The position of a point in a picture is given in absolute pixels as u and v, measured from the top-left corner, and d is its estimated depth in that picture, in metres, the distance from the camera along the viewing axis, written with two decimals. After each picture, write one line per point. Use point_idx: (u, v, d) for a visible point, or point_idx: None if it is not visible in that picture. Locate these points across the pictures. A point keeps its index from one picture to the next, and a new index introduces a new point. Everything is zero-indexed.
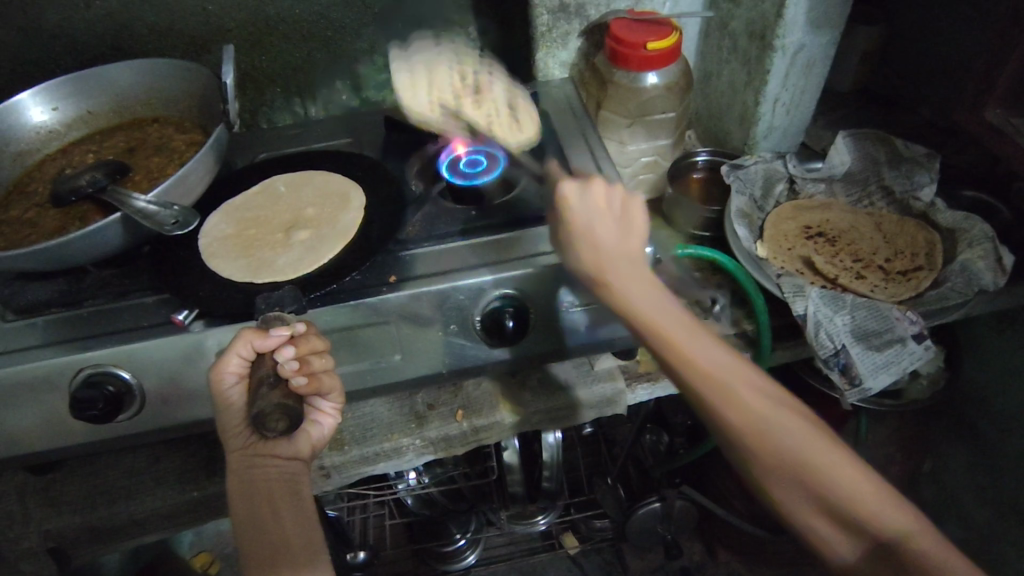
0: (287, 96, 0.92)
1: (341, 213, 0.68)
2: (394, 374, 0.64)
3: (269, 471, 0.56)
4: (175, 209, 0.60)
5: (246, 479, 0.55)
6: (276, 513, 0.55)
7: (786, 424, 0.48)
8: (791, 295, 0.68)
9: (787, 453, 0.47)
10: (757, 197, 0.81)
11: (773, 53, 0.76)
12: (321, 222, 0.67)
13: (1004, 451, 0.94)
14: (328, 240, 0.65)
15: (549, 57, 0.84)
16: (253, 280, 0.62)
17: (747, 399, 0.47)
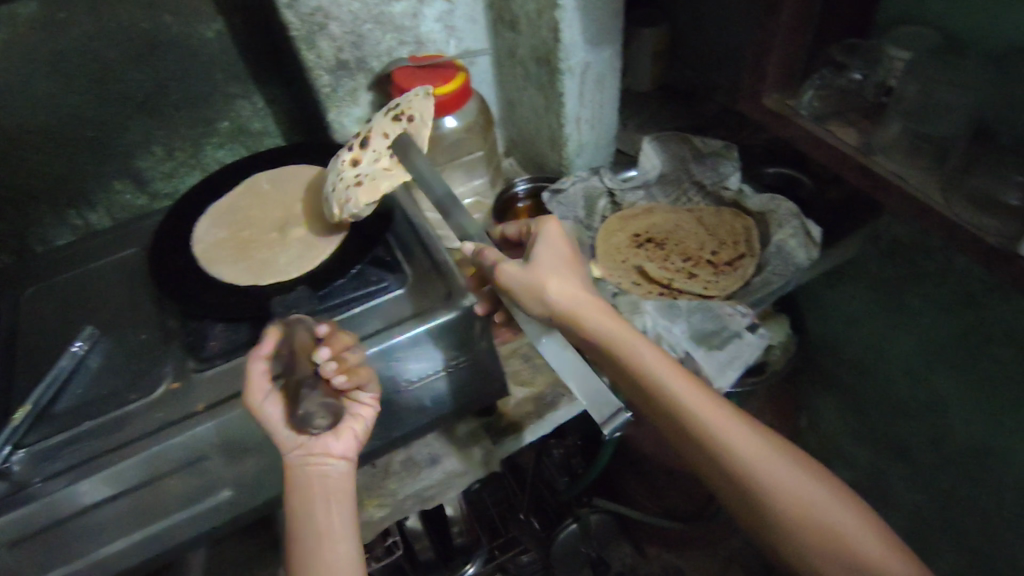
0: (58, 211, 0.80)
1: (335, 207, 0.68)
2: (232, 510, 0.57)
3: (329, 479, 0.51)
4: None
5: (303, 483, 0.51)
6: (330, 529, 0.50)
7: (768, 459, 0.51)
8: (628, 313, 0.69)
9: (769, 484, 0.50)
10: (581, 217, 0.82)
11: (562, 75, 0.76)
12: (315, 220, 0.67)
13: (863, 393, 1.01)
14: (323, 239, 0.65)
15: (342, 117, 0.80)
16: (258, 282, 0.62)
17: (734, 439, 0.52)
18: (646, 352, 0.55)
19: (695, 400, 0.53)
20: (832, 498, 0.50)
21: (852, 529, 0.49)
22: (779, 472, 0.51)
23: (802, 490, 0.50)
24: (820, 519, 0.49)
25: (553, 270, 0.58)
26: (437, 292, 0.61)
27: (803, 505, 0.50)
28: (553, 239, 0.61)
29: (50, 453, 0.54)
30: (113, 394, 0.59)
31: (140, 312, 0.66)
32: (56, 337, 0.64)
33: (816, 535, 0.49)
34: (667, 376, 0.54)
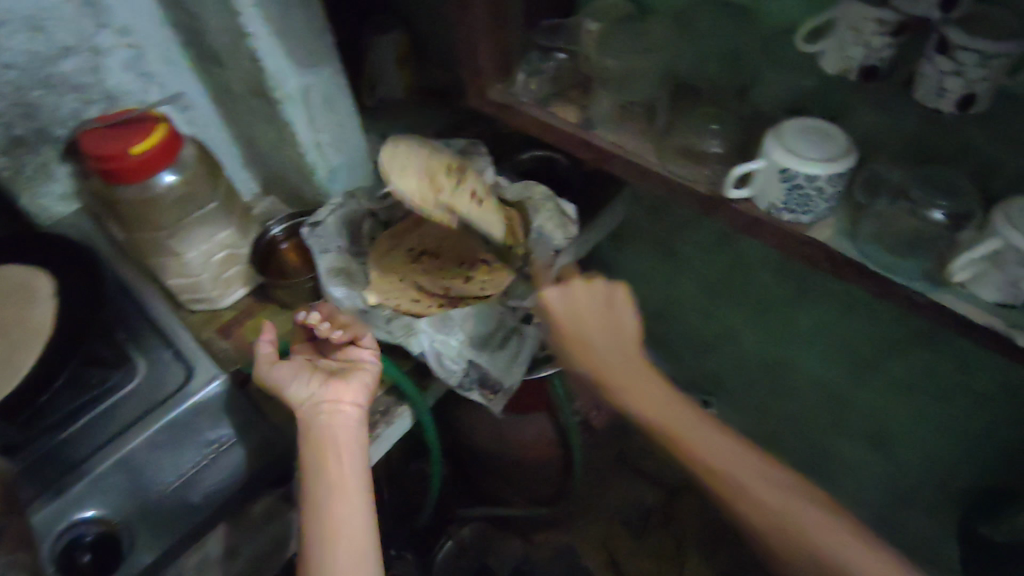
0: None
1: (23, 316, 0.57)
2: None
3: (339, 425, 0.60)
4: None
5: (316, 429, 0.59)
6: (341, 471, 0.57)
7: (749, 471, 0.55)
8: (406, 336, 0.66)
9: (743, 489, 0.54)
10: (345, 246, 0.76)
11: (280, 105, 0.71)
12: (6, 324, 0.57)
13: (670, 337, 1.07)
14: (16, 347, 0.55)
15: (41, 197, 0.71)
16: None
17: (716, 453, 0.56)
18: (651, 389, 0.61)
19: (683, 417, 0.59)
20: (800, 502, 0.53)
21: (820, 529, 0.52)
22: (754, 480, 0.55)
23: (773, 496, 0.54)
24: (785, 521, 0.53)
25: (586, 312, 0.64)
26: (173, 378, 0.61)
27: (766, 511, 0.53)
28: (578, 286, 0.65)
29: None
30: None
31: None
32: None
33: (790, 532, 0.52)
34: (657, 403, 0.60)
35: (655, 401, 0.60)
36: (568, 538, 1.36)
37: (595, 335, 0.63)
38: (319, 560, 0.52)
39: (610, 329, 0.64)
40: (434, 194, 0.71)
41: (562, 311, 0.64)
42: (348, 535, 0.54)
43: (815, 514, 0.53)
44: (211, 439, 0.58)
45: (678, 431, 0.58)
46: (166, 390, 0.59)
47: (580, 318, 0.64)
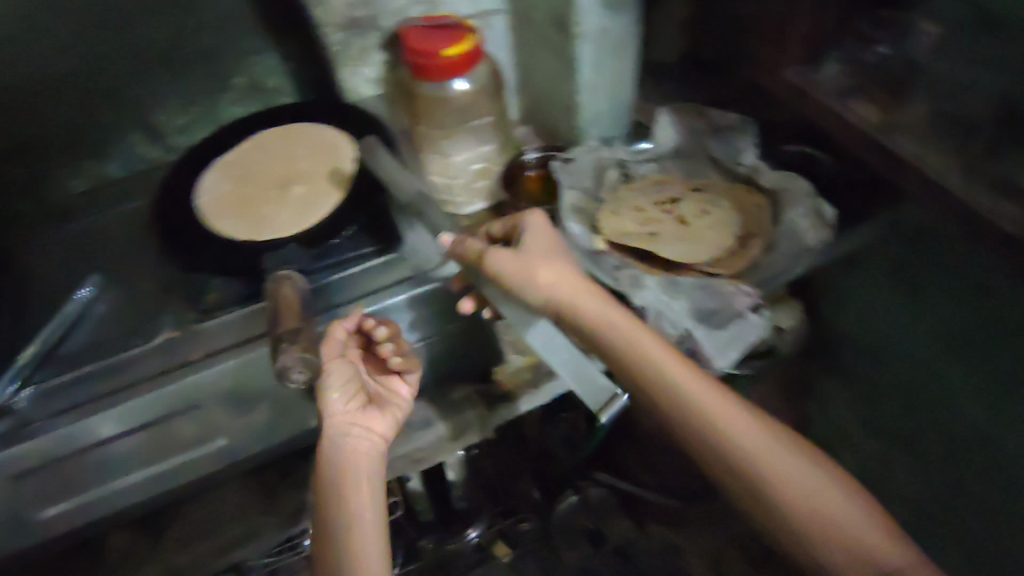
0: (73, 158, 0.81)
1: (334, 173, 0.67)
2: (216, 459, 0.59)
3: (357, 446, 0.58)
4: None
5: (335, 449, 0.56)
6: (358, 481, 0.56)
7: (781, 461, 0.53)
8: (629, 287, 0.67)
9: (760, 468, 0.53)
10: (589, 188, 0.78)
11: (576, 40, 0.74)
12: (316, 176, 0.67)
13: (874, 382, 0.97)
14: (321, 197, 0.65)
15: (354, 77, 0.79)
16: (252, 238, 0.63)
17: (758, 452, 0.54)
18: (690, 377, 0.56)
19: (691, 383, 0.56)
20: (822, 478, 0.53)
21: (822, 495, 0.52)
22: (787, 469, 0.53)
23: (815, 491, 0.52)
24: (800, 493, 0.52)
25: (553, 256, 0.63)
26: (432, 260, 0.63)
27: (806, 505, 0.52)
28: (540, 229, 0.66)
29: (51, 396, 0.56)
30: (112, 341, 0.60)
31: (145, 261, 0.67)
32: (63, 280, 0.65)
33: (804, 512, 0.52)
34: (656, 353, 0.57)
35: (700, 400, 0.55)
36: (680, 542, 1.33)
37: (563, 288, 0.61)
38: (337, 557, 0.52)
39: (597, 294, 0.62)
40: (654, 205, 0.76)
41: (536, 236, 0.64)
42: (368, 534, 0.53)
43: (853, 507, 0.52)
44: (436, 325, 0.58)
45: (704, 416, 0.55)
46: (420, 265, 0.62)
47: (537, 238, 0.64)
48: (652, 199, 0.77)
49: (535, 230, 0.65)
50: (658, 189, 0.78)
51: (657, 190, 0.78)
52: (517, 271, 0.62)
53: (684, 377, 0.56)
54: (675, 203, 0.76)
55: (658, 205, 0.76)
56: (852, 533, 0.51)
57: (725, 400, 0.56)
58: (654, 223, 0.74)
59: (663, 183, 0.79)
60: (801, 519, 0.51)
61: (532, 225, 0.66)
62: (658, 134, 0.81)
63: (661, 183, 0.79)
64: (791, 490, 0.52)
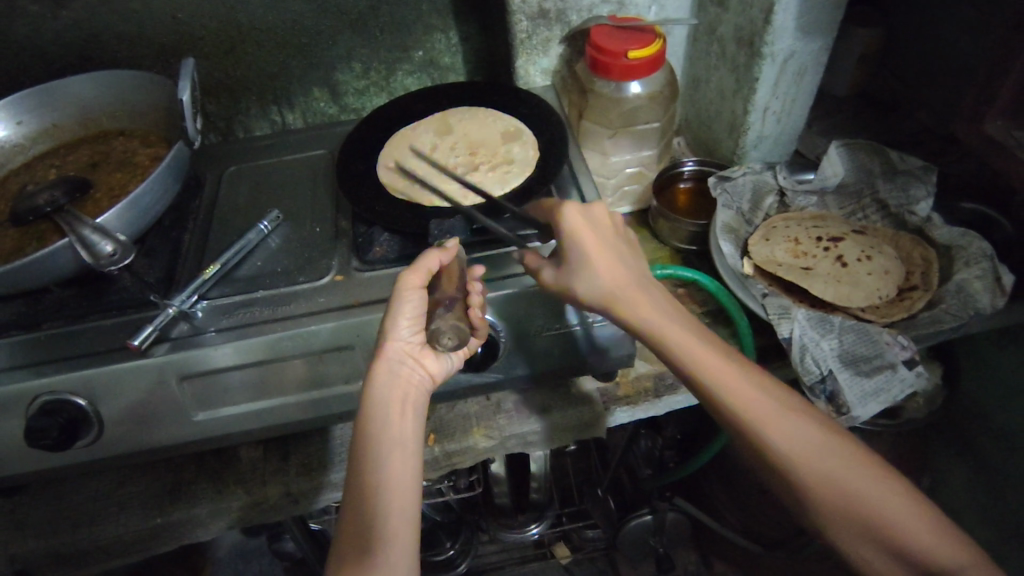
0: (263, 105, 0.88)
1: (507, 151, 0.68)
2: (348, 402, 0.62)
3: (406, 378, 0.56)
4: (108, 249, 0.57)
5: (389, 386, 0.55)
6: (389, 434, 0.53)
7: (819, 454, 0.49)
8: (776, 317, 0.65)
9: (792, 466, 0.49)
10: (745, 210, 0.77)
11: (761, 60, 0.72)
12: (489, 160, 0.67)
13: (1006, 475, 0.88)
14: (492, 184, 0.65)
15: (530, 65, 0.80)
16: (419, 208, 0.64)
17: (786, 439, 0.50)
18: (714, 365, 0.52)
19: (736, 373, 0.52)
20: (856, 465, 0.49)
21: (906, 514, 0.47)
22: (825, 465, 0.49)
23: (856, 483, 0.48)
24: (845, 492, 0.48)
25: (602, 250, 0.55)
26: None
27: (846, 505, 0.48)
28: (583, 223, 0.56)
29: (225, 311, 0.62)
30: (283, 274, 0.65)
31: (317, 207, 0.71)
32: (246, 212, 0.71)
33: (865, 518, 0.47)
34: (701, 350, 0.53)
35: (716, 376, 0.52)
36: None
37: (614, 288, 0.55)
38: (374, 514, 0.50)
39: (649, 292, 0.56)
40: (813, 239, 0.74)
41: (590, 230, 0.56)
42: (398, 493, 0.51)
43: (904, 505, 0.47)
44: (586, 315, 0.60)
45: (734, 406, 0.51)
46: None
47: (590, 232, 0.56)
48: (811, 232, 0.75)
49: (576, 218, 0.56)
50: (818, 223, 0.76)
51: (817, 225, 0.76)
52: (579, 265, 0.54)
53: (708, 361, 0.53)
54: (835, 240, 0.74)
55: (816, 239, 0.74)
56: (905, 527, 0.46)
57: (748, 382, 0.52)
58: (810, 257, 0.72)
59: (823, 218, 0.77)
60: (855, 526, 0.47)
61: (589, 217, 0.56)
62: (825, 164, 0.77)
63: (821, 219, 0.77)
64: (868, 500, 0.47)
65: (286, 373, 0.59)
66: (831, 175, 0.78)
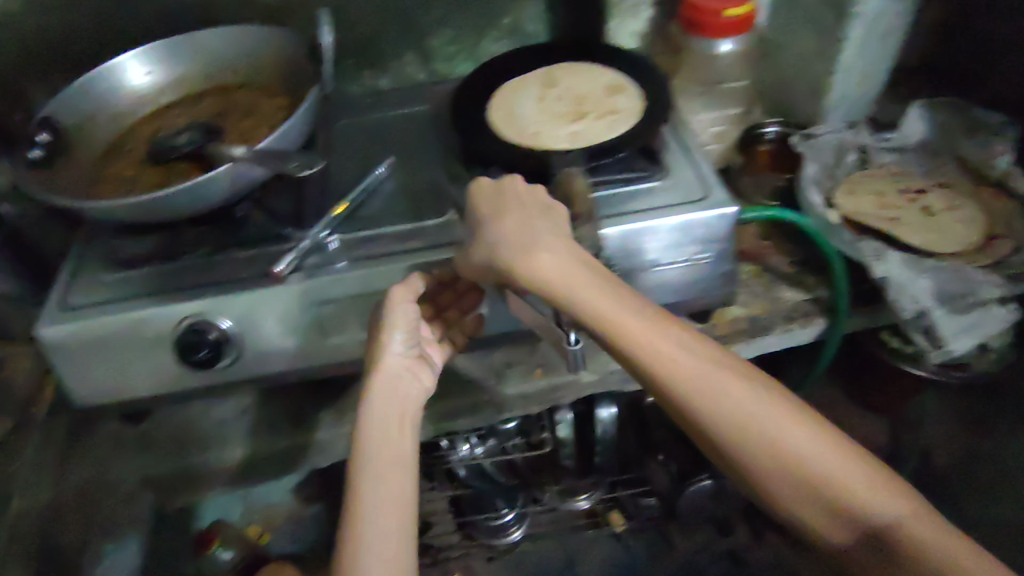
0: (359, 69, 0.93)
1: (615, 99, 0.72)
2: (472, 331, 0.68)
3: (403, 387, 0.62)
4: (307, 172, 0.60)
5: (381, 385, 0.61)
6: (373, 433, 0.59)
7: (766, 422, 0.49)
8: (871, 258, 0.68)
9: (738, 442, 0.50)
10: (829, 165, 0.80)
11: (850, 19, 0.75)
12: (596, 107, 0.71)
13: None
14: (601, 128, 0.69)
15: None
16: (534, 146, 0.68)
17: (727, 409, 0.50)
18: (653, 338, 0.52)
19: (683, 355, 0.52)
20: (800, 431, 0.49)
21: (861, 482, 0.48)
22: (775, 434, 0.49)
23: (807, 457, 0.48)
24: (794, 464, 0.49)
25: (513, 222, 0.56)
26: (695, 193, 0.66)
27: (801, 478, 0.48)
28: (503, 200, 0.59)
29: (350, 247, 0.66)
30: (402, 214, 0.69)
31: (428, 155, 0.76)
32: (361, 160, 0.76)
33: (817, 489, 0.48)
34: (644, 329, 0.52)
35: (649, 353, 0.52)
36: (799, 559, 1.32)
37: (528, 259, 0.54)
38: (366, 509, 0.55)
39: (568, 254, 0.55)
40: (897, 192, 0.77)
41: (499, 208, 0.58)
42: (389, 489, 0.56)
43: (856, 472, 0.48)
44: (691, 253, 0.66)
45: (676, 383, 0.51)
46: (673, 201, 0.65)
47: (499, 207, 0.59)
48: (895, 185, 0.79)
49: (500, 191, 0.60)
50: (902, 177, 0.80)
51: (901, 179, 0.80)
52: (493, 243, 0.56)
53: (639, 336, 0.52)
54: (919, 192, 0.77)
55: (901, 192, 0.78)
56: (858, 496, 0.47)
57: (689, 356, 0.52)
58: (896, 206, 0.76)
59: (906, 173, 0.80)
60: (807, 495, 0.48)
61: (507, 193, 0.59)
62: (907, 122, 0.82)
63: (904, 175, 0.80)
64: (821, 473, 0.48)
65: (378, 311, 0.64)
66: (908, 131, 0.82)
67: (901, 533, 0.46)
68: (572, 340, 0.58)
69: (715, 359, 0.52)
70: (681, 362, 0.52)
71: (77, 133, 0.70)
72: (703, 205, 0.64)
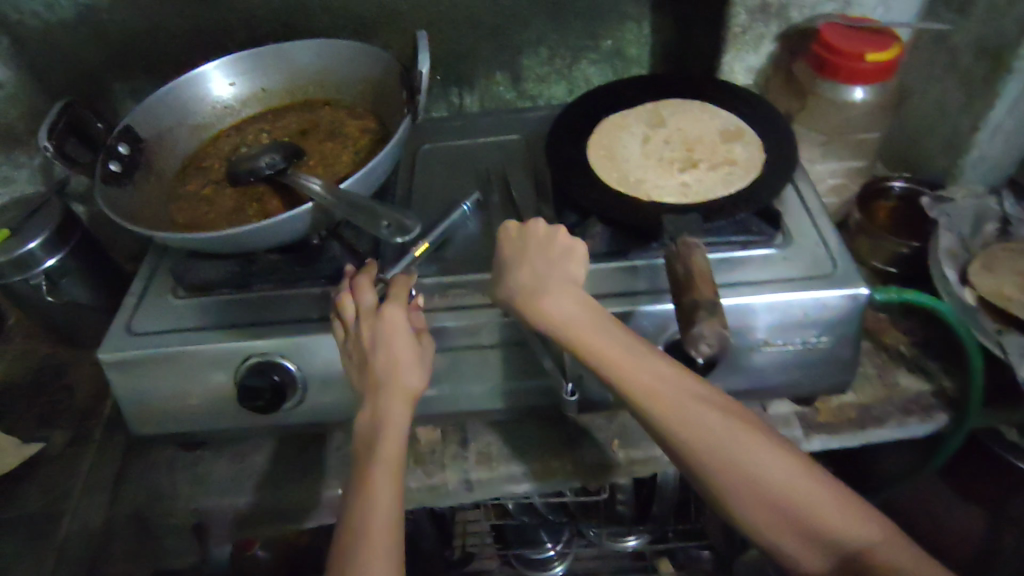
0: (444, 85, 0.88)
1: (731, 149, 0.65)
2: (549, 397, 0.62)
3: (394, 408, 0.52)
4: (401, 238, 0.52)
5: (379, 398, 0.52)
6: (381, 450, 0.51)
7: (748, 452, 0.48)
8: (1017, 358, 0.60)
9: (723, 472, 0.48)
10: (965, 236, 0.71)
11: (1009, 74, 0.66)
12: (709, 156, 0.64)
13: None
14: (715, 181, 0.62)
15: (736, 61, 0.77)
16: (637, 196, 0.62)
17: (712, 440, 0.48)
18: (647, 371, 0.49)
19: (672, 393, 0.49)
20: (783, 463, 0.48)
21: (836, 511, 0.47)
22: (753, 458, 0.48)
23: (784, 483, 0.47)
24: (774, 493, 0.47)
25: (526, 259, 0.53)
26: (821, 266, 0.58)
27: (777, 503, 0.47)
28: (525, 244, 0.54)
29: (427, 295, 0.60)
30: (486, 259, 0.63)
31: (516, 192, 0.70)
32: (444, 193, 0.70)
33: (795, 517, 0.47)
34: (634, 364, 0.49)
35: (644, 385, 0.49)
36: None
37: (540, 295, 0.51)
38: (357, 527, 0.47)
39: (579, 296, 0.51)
40: None
41: (518, 244, 0.54)
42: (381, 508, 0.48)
43: (833, 499, 0.48)
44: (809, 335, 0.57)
45: (665, 416, 0.48)
46: (794, 273, 0.58)
47: (518, 246, 0.54)
48: None
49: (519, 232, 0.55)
50: None
51: None
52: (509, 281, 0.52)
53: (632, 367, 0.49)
54: None
55: None
56: (834, 526, 0.47)
57: (684, 393, 0.49)
58: None
59: None
60: (794, 531, 0.47)
61: (529, 232, 0.55)
62: None
63: None
64: (800, 500, 0.47)
65: (450, 367, 0.59)
66: None
67: (876, 558, 0.46)
68: (570, 392, 0.58)
69: (701, 394, 0.49)
70: (669, 399, 0.49)
71: (156, 146, 0.66)
72: (829, 282, 0.57)
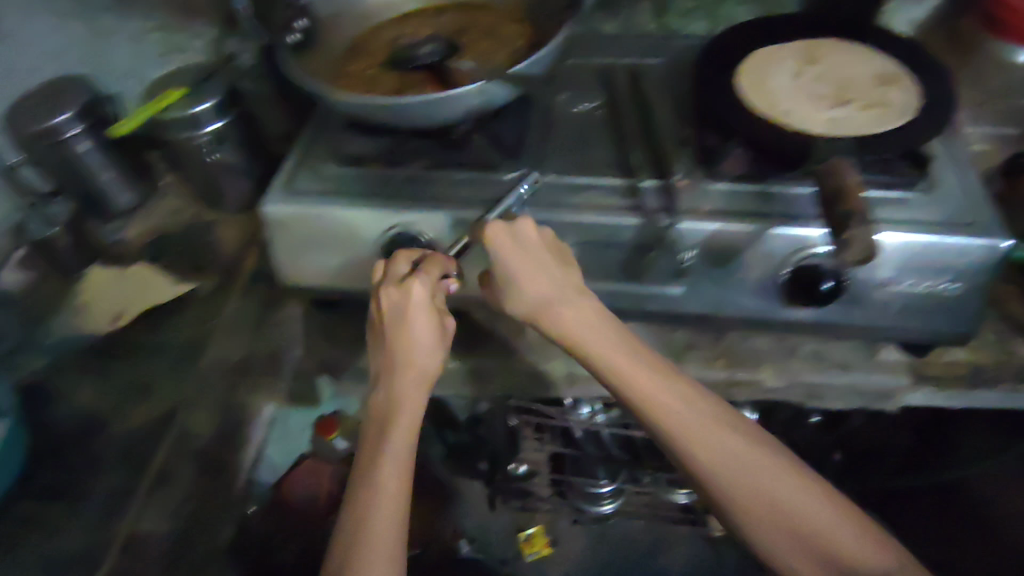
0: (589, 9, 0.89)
1: (886, 92, 0.64)
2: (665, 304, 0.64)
3: (407, 386, 0.58)
4: None
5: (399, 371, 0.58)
6: (397, 424, 0.56)
7: (743, 461, 0.53)
8: None
9: (722, 478, 0.53)
10: None
11: None
12: (862, 96, 0.64)
13: None
14: (867, 120, 0.62)
15: (897, 13, 0.82)
16: (786, 124, 0.62)
17: (712, 450, 0.53)
18: (657, 387, 0.55)
19: (678, 407, 0.55)
20: (779, 471, 0.53)
21: (824, 516, 0.52)
22: (746, 466, 0.53)
23: (777, 488, 0.53)
24: (769, 498, 0.52)
25: (535, 265, 0.57)
26: (964, 216, 0.58)
27: (773, 508, 0.52)
28: (511, 251, 0.57)
29: (561, 190, 0.63)
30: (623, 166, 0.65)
31: (656, 111, 0.71)
32: (587, 105, 0.73)
33: (786, 520, 0.52)
34: (647, 378, 0.56)
35: (657, 399, 0.55)
36: None
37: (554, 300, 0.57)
38: (366, 501, 0.53)
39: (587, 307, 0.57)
40: None
41: (510, 243, 0.56)
42: (387, 483, 0.53)
43: (821, 502, 0.52)
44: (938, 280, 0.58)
45: (669, 425, 0.54)
46: (931, 217, 0.58)
47: (521, 257, 0.57)
48: None
49: (514, 233, 0.57)
50: None
51: None
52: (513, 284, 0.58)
53: (643, 384, 0.55)
54: None
55: None
56: (822, 528, 0.52)
57: (690, 402, 0.55)
58: None
59: None
60: (787, 535, 0.52)
61: (520, 227, 0.57)
62: None
63: None
64: (793, 504, 0.52)
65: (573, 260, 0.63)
66: None
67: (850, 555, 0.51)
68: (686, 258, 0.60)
69: (704, 405, 0.56)
70: (674, 413, 0.54)
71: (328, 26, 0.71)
72: (972, 231, 0.56)
